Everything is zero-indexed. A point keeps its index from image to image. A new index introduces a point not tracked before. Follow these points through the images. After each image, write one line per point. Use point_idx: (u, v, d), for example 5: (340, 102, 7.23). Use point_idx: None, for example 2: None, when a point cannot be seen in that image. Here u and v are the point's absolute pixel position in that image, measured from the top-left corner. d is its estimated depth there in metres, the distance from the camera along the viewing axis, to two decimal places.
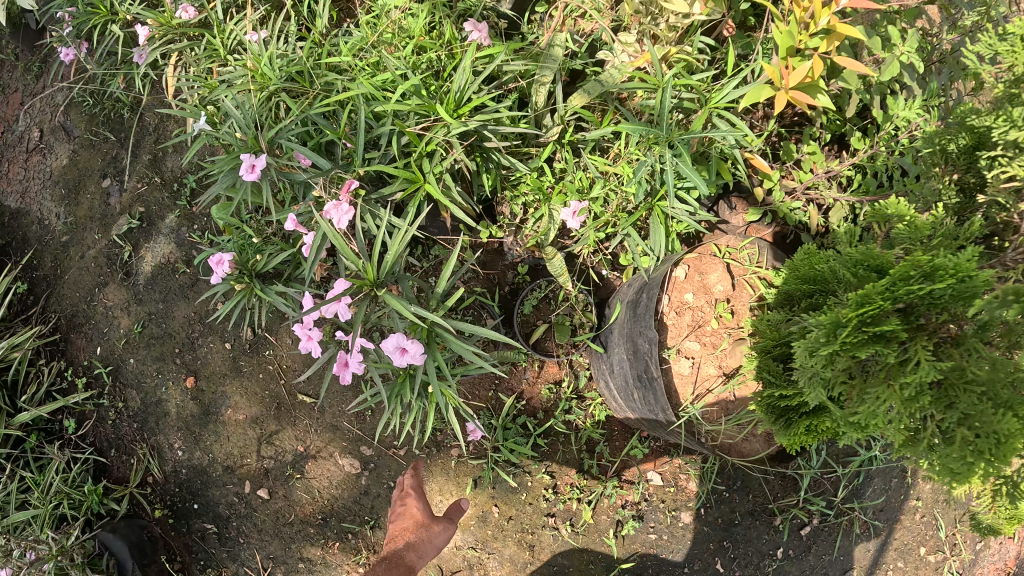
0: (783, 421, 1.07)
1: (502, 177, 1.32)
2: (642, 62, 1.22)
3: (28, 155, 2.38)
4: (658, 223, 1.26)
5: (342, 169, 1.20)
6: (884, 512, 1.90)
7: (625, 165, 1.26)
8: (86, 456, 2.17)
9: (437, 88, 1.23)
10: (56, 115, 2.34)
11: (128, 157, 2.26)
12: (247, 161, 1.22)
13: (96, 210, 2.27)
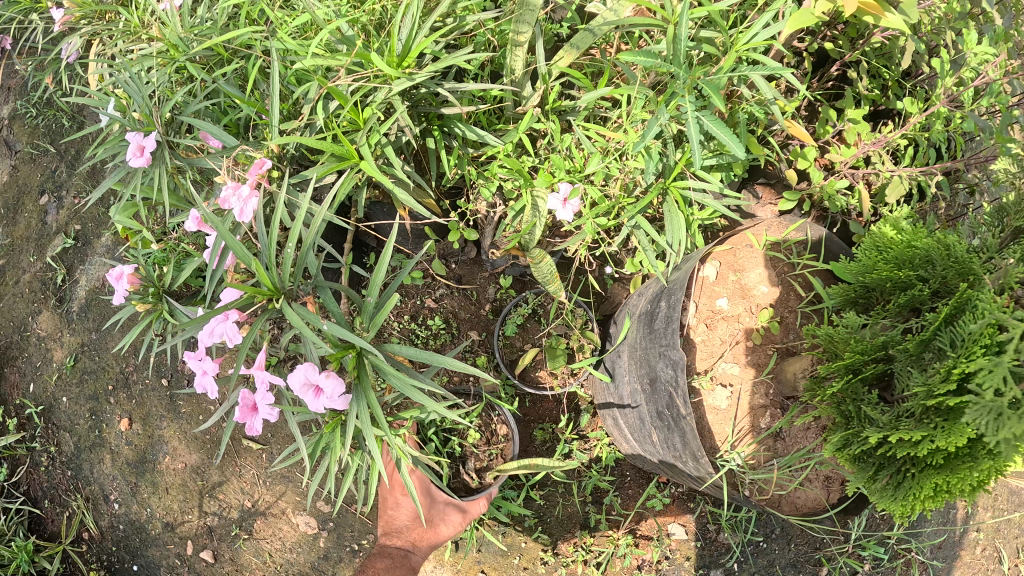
0: (884, 479, 0.72)
1: (473, 163, 1.04)
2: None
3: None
4: (675, 210, 0.95)
5: (252, 149, 0.90)
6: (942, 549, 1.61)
7: (634, 138, 0.94)
8: (14, 506, 1.85)
9: (374, 38, 0.92)
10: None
11: (67, 170, 1.97)
12: (135, 144, 0.95)
13: (31, 230, 1.97)
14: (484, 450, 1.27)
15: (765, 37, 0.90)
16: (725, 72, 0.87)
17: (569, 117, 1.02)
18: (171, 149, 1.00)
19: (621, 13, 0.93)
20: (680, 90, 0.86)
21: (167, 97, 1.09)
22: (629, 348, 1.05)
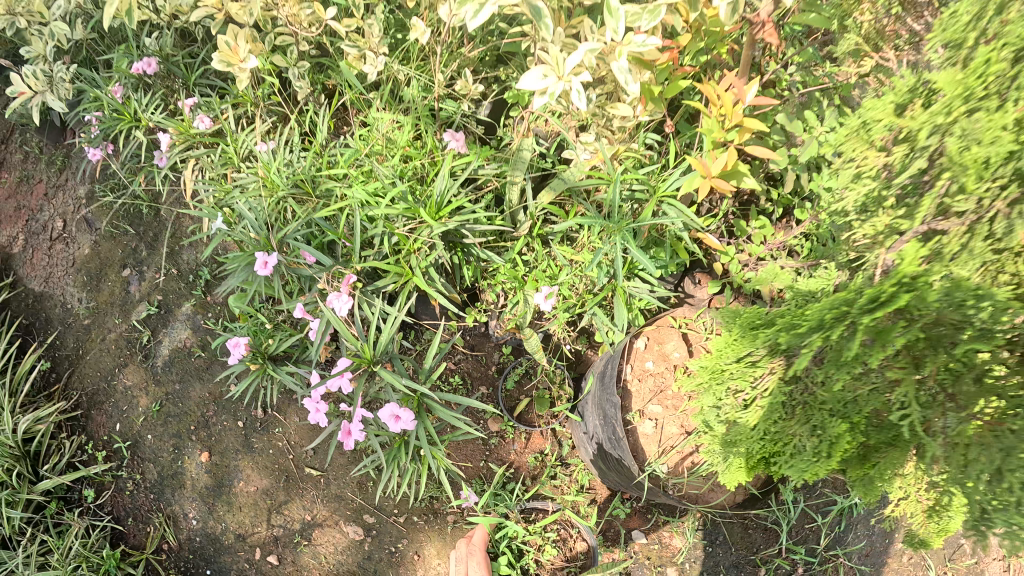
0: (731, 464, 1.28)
1: (482, 269, 1.53)
2: (597, 161, 1.42)
3: (58, 246, 2.50)
4: (620, 302, 1.44)
5: (342, 267, 1.40)
6: (869, 556, 2.03)
7: (586, 253, 1.46)
8: (103, 523, 2.25)
9: (420, 193, 1.43)
10: (79, 208, 2.49)
11: (146, 249, 2.44)
12: (261, 258, 1.41)
13: (115, 297, 2.43)
14: (562, 560, 1.71)
15: (674, 187, 1.40)
16: (645, 221, 1.35)
17: (548, 239, 1.54)
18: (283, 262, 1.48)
19: (579, 173, 1.46)
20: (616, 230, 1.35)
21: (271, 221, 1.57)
22: (591, 397, 1.54)
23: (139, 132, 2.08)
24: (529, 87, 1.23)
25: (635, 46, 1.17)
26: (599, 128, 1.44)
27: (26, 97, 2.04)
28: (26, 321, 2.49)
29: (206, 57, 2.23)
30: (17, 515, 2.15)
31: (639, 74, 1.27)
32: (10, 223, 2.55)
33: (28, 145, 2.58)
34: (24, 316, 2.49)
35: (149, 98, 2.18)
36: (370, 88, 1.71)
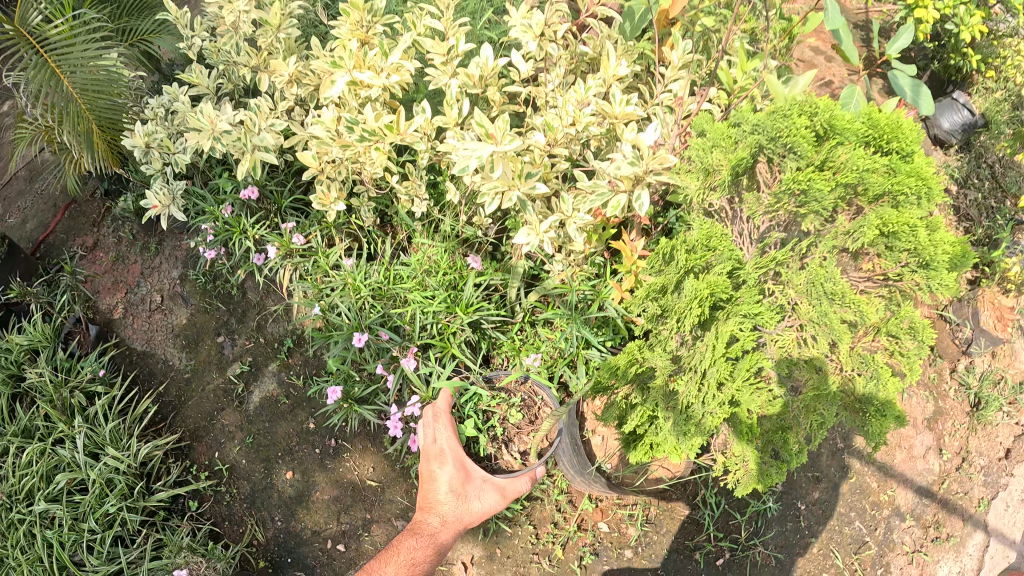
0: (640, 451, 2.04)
1: (492, 342, 2.41)
2: (564, 276, 2.26)
3: (157, 315, 3.26)
4: (581, 362, 2.26)
5: (407, 341, 2.35)
6: (783, 546, 2.96)
7: (558, 332, 2.33)
8: (204, 526, 2.88)
9: (455, 296, 2.35)
10: (176, 286, 3.31)
11: (237, 321, 3.22)
12: (357, 335, 2.29)
13: (212, 356, 3.19)
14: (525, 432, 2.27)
15: (609, 293, 2.29)
16: (592, 314, 2.25)
17: (534, 322, 2.41)
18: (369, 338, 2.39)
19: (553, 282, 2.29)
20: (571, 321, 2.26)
21: (354, 309, 2.40)
22: (563, 426, 2.28)
23: (248, 242, 2.76)
24: (520, 241, 2.09)
25: (579, 219, 2.07)
26: (568, 257, 2.24)
27: (160, 210, 2.74)
28: (138, 373, 3.16)
29: (293, 185, 2.89)
30: (137, 517, 2.75)
31: (584, 230, 2.13)
32: (113, 294, 3.31)
33: (122, 231, 3.41)
34: (135, 370, 3.18)
35: (253, 218, 2.84)
36: (416, 218, 2.49)
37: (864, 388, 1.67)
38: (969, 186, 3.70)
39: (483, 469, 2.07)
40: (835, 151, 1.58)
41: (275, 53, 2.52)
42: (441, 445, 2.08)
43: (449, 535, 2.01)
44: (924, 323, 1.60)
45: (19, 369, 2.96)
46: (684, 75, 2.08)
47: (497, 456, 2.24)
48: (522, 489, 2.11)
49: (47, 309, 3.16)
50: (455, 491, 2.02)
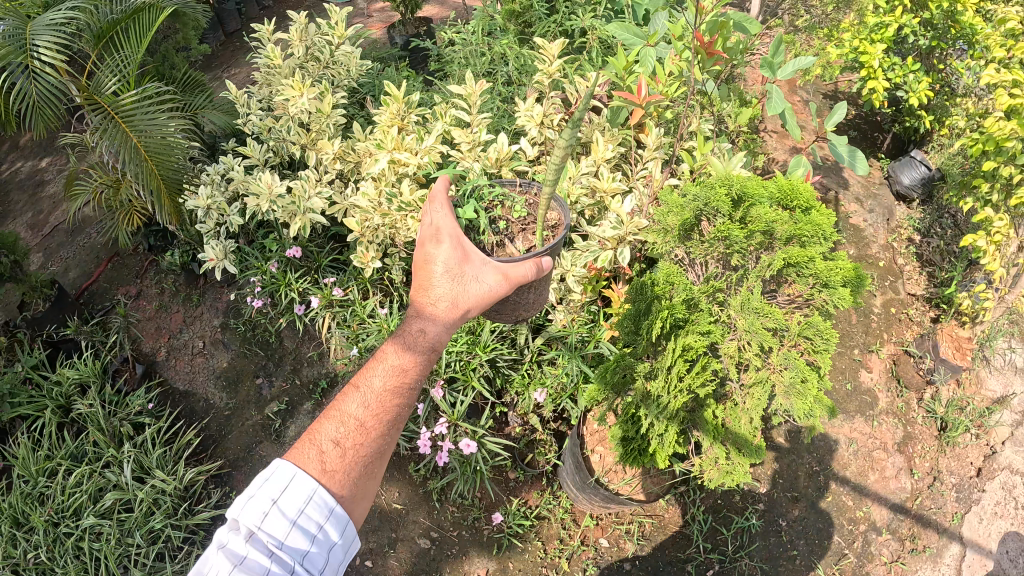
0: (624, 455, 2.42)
1: (506, 379, 2.81)
2: (565, 321, 2.70)
3: (199, 358, 3.53)
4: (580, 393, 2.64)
5: (434, 375, 2.75)
6: (768, 559, 2.85)
7: (561, 368, 2.70)
8: None
9: (474, 339, 2.77)
10: (217, 333, 3.59)
11: (275, 365, 3.45)
12: (394, 369, 2.68)
13: (251, 397, 3.37)
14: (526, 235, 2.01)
15: (604, 335, 2.68)
16: (589, 350, 2.64)
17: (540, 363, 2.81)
18: None
19: (557, 327, 2.72)
20: (570, 357, 2.65)
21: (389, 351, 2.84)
22: (566, 448, 2.68)
23: (292, 293, 3.16)
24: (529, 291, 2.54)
25: (576, 272, 2.52)
26: (568, 307, 2.70)
27: (216, 261, 3.16)
28: (183, 409, 3.35)
29: (331, 247, 3.33)
30: (181, 534, 2.77)
31: (581, 282, 2.58)
32: (156, 339, 3.61)
33: (164, 283, 3.83)
34: (180, 406, 3.36)
35: (296, 273, 3.26)
36: None
37: (791, 377, 2.08)
38: (932, 233, 4.00)
39: (483, 250, 1.70)
40: (751, 210, 2.14)
41: (321, 135, 2.98)
42: (439, 224, 1.68)
43: (442, 334, 1.57)
44: (827, 325, 2.06)
45: (69, 399, 3.20)
46: (660, 154, 2.56)
47: (502, 241, 2.01)
48: (529, 277, 1.77)
49: (95, 347, 3.49)
50: (451, 274, 1.62)
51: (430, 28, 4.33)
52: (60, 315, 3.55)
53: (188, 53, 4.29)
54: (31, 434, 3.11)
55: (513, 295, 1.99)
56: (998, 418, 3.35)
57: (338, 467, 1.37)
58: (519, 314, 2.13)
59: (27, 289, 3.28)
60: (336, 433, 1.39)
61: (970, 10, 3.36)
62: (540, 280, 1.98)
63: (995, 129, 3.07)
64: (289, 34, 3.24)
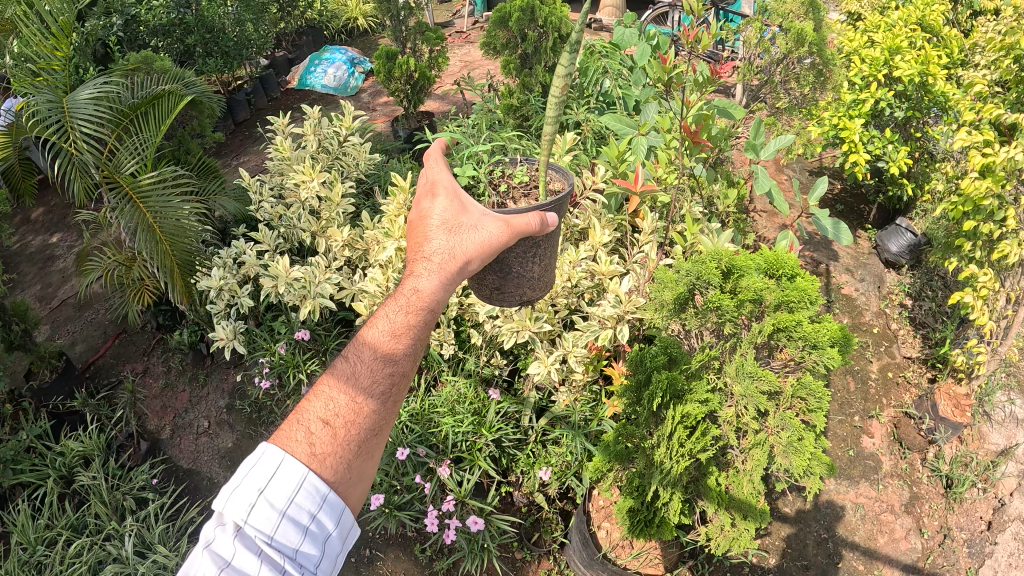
0: (635, 529, 2.35)
1: (511, 459, 2.81)
2: (568, 401, 2.74)
3: (203, 438, 3.45)
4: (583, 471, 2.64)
5: (440, 454, 2.74)
6: None
7: (565, 447, 2.71)
8: None
9: (479, 419, 2.79)
10: (222, 415, 3.54)
11: None
12: (399, 449, 2.63)
13: None
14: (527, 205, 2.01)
15: (606, 414, 2.72)
16: (592, 428, 2.67)
17: (545, 442, 2.81)
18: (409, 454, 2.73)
19: (560, 407, 2.75)
20: (575, 437, 2.67)
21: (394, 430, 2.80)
22: (573, 527, 2.60)
23: (301, 374, 3.21)
24: (532, 371, 2.57)
25: (579, 352, 2.57)
26: (570, 388, 2.76)
27: (226, 342, 3.21)
28: (187, 488, 3.22)
29: (338, 332, 3.42)
30: None
31: (583, 363, 2.63)
32: (161, 417, 3.57)
33: (171, 360, 3.86)
34: (183, 485, 3.23)
35: (303, 355, 3.31)
36: (444, 359, 2.99)
37: (789, 437, 2.11)
38: (923, 296, 4.08)
39: (481, 203, 1.64)
40: (740, 281, 2.22)
41: (331, 223, 3.09)
42: (435, 178, 1.68)
43: (440, 289, 1.44)
44: (818, 382, 2.12)
45: (71, 471, 3.11)
46: (655, 237, 2.67)
47: (503, 202, 2.07)
48: (533, 227, 1.70)
49: (100, 421, 3.43)
50: (447, 225, 1.56)
51: (433, 121, 4.56)
52: (67, 386, 3.54)
53: (201, 138, 4.49)
54: (32, 503, 3.02)
55: (514, 263, 1.89)
56: (1005, 470, 3.28)
57: (329, 450, 1.20)
58: (523, 294, 2.02)
59: (35, 358, 3.45)
60: (325, 411, 1.23)
61: (940, 79, 3.52)
62: (544, 244, 1.89)
63: (972, 189, 3.20)
64: (303, 127, 3.41)
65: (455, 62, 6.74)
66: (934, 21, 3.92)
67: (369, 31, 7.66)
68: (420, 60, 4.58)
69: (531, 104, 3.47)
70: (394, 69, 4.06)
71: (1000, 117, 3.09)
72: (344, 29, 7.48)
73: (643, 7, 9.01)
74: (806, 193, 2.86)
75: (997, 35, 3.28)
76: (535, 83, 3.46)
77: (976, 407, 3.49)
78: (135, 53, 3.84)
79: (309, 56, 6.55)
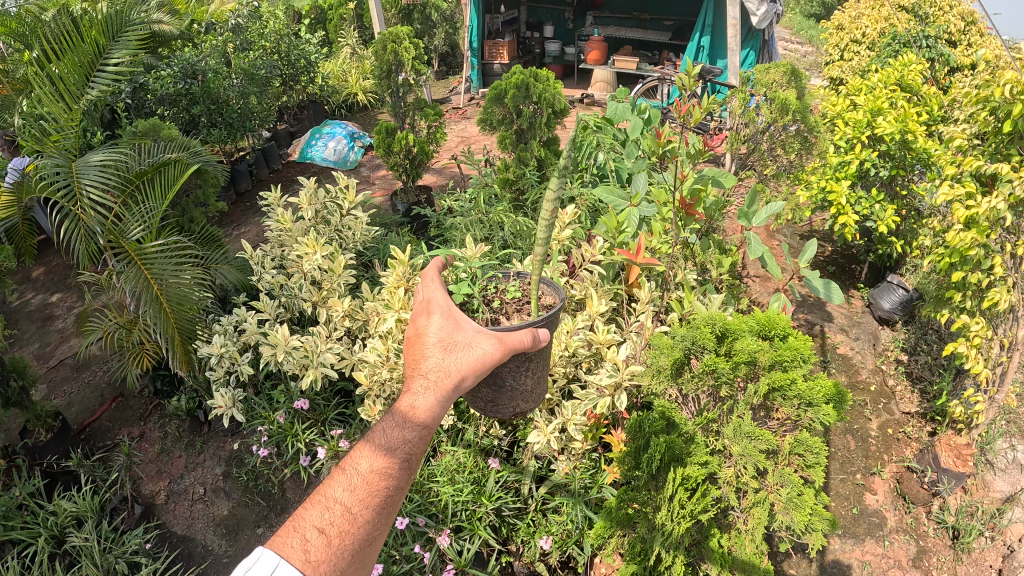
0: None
1: (511, 528, 2.77)
2: (568, 468, 2.74)
3: (198, 505, 3.38)
4: (583, 540, 2.63)
5: (440, 523, 2.71)
6: None
7: (565, 515, 2.69)
8: None
9: (479, 488, 2.78)
10: (218, 481, 3.49)
11: (277, 513, 3.28)
12: (399, 519, 2.60)
13: (251, 546, 3.16)
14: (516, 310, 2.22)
15: (606, 481, 2.72)
16: (592, 496, 2.66)
17: (544, 511, 2.79)
18: (409, 523, 2.69)
19: (561, 473, 2.75)
20: (574, 505, 2.66)
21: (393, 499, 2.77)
22: None
23: (300, 443, 3.22)
24: (532, 439, 2.58)
25: (577, 419, 2.58)
26: (570, 457, 2.76)
27: (225, 409, 3.20)
28: (179, 554, 3.14)
29: (337, 403, 3.44)
30: None
31: (583, 430, 2.64)
32: (156, 481, 3.52)
33: (168, 426, 3.85)
34: (175, 551, 3.16)
35: (302, 424, 3.33)
36: (443, 429, 3.01)
37: (788, 494, 2.12)
38: (919, 350, 4.09)
39: (475, 321, 1.70)
40: (735, 343, 2.25)
41: (332, 293, 3.18)
42: (430, 299, 1.75)
43: (435, 408, 1.47)
44: (814, 438, 2.12)
45: (63, 531, 3.04)
46: (650, 306, 2.69)
47: (496, 318, 2.20)
48: (522, 344, 1.75)
49: (95, 483, 3.39)
50: (443, 342, 1.60)
51: (429, 195, 4.62)
52: (62, 446, 3.53)
53: (204, 206, 4.59)
54: (21, 561, 2.92)
55: (507, 378, 1.92)
56: (1011, 517, 3.23)
57: (323, 557, 1.20)
58: (517, 405, 2.02)
59: (31, 416, 3.40)
60: (321, 519, 1.24)
61: (920, 136, 3.60)
62: (536, 359, 1.93)
63: (958, 241, 3.25)
64: (301, 197, 3.50)
65: (454, 137, 6.90)
66: (912, 80, 3.96)
67: (368, 106, 8.00)
68: (417, 135, 4.70)
69: (526, 178, 3.54)
70: (393, 144, 4.20)
71: (980, 168, 3.18)
72: (344, 105, 7.75)
73: (633, 80, 9.38)
74: (796, 255, 2.89)
75: (972, 90, 3.39)
76: (530, 158, 3.52)
77: (977, 454, 3.49)
78: (144, 122, 3.99)
79: (310, 129, 6.73)
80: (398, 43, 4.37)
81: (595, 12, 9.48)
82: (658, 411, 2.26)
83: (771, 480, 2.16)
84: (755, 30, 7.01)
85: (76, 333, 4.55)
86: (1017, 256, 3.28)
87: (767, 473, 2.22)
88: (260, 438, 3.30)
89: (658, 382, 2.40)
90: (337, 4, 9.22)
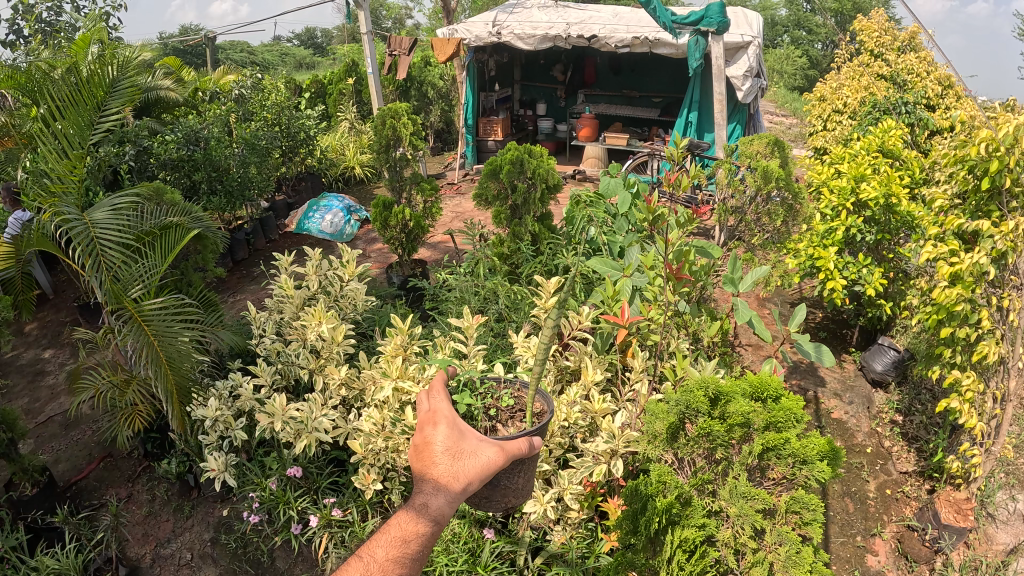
0: None
1: None
2: (564, 538, 2.73)
3: (185, 571, 3.28)
4: None
5: None
6: None
7: None
8: None
9: (475, 559, 2.74)
10: (206, 547, 3.40)
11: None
12: None
13: None
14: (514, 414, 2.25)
15: (603, 551, 2.71)
16: (589, 564, 2.63)
17: None
18: None
19: (556, 542, 2.72)
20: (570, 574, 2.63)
21: None
22: None
23: (292, 510, 3.20)
24: (528, 508, 2.56)
25: (574, 488, 2.59)
26: (566, 526, 2.75)
27: (218, 472, 3.17)
28: None
29: (330, 472, 3.43)
30: None
31: (578, 499, 2.64)
32: (142, 543, 3.45)
33: (156, 488, 3.80)
34: None
35: (294, 491, 3.33)
36: None
37: (788, 554, 2.07)
38: (913, 410, 4.12)
39: (478, 430, 1.72)
40: (727, 406, 2.27)
41: (329, 361, 3.23)
42: (435, 409, 1.74)
43: (446, 508, 1.49)
44: (810, 497, 2.14)
45: None
46: (643, 375, 2.76)
47: (494, 429, 2.20)
48: (520, 451, 1.79)
49: (79, 541, 3.33)
50: (450, 449, 1.61)
51: (426, 268, 4.70)
52: (48, 501, 3.45)
53: (202, 271, 4.66)
54: None
55: (500, 477, 1.94)
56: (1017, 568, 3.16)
57: None
58: (508, 501, 2.03)
59: (18, 470, 3.35)
60: None
61: (904, 199, 3.73)
62: (528, 460, 1.96)
63: (944, 297, 3.30)
64: (304, 268, 3.64)
65: (449, 212, 7.05)
66: (893, 146, 4.12)
67: (365, 179, 8.20)
68: (413, 209, 4.80)
69: (521, 252, 3.61)
70: (390, 217, 4.30)
71: (962, 226, 3.25)
72: (342, 177, 7.94)
73: (625, 155, 9.68)
74: (787, 320, 2.93)
75: (951, 151, 3.47)
76: (524, 233, 3.61)
77: (978, 508, 3.47)
78: (149, 187, 4.06)
79: (309, 201, 6.89)
80: (397, 119, 4.54)
81: (586, 90, 9.85)
82: (654, 475, 2.24)
83: (769, 538, 2.13)
84: (741, 104, 7.27)
85: (68, 391, 4.54)
86: (1004, 309, 3.33)
87: (766, 533, 2.18)
88: (252, 506, 3.27)
89: (653, 448, 2.40)
90: (337, 79, 9.53)
